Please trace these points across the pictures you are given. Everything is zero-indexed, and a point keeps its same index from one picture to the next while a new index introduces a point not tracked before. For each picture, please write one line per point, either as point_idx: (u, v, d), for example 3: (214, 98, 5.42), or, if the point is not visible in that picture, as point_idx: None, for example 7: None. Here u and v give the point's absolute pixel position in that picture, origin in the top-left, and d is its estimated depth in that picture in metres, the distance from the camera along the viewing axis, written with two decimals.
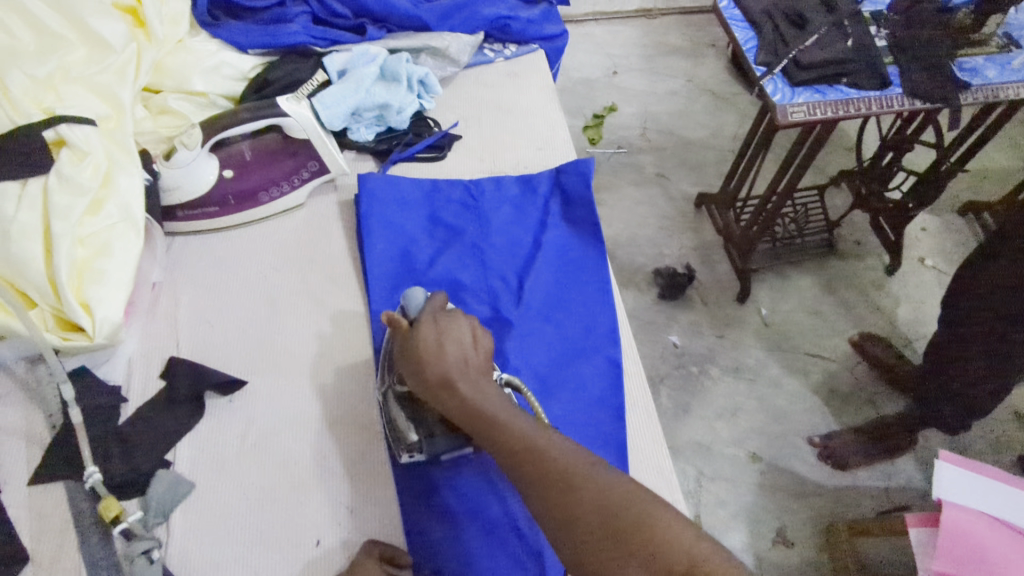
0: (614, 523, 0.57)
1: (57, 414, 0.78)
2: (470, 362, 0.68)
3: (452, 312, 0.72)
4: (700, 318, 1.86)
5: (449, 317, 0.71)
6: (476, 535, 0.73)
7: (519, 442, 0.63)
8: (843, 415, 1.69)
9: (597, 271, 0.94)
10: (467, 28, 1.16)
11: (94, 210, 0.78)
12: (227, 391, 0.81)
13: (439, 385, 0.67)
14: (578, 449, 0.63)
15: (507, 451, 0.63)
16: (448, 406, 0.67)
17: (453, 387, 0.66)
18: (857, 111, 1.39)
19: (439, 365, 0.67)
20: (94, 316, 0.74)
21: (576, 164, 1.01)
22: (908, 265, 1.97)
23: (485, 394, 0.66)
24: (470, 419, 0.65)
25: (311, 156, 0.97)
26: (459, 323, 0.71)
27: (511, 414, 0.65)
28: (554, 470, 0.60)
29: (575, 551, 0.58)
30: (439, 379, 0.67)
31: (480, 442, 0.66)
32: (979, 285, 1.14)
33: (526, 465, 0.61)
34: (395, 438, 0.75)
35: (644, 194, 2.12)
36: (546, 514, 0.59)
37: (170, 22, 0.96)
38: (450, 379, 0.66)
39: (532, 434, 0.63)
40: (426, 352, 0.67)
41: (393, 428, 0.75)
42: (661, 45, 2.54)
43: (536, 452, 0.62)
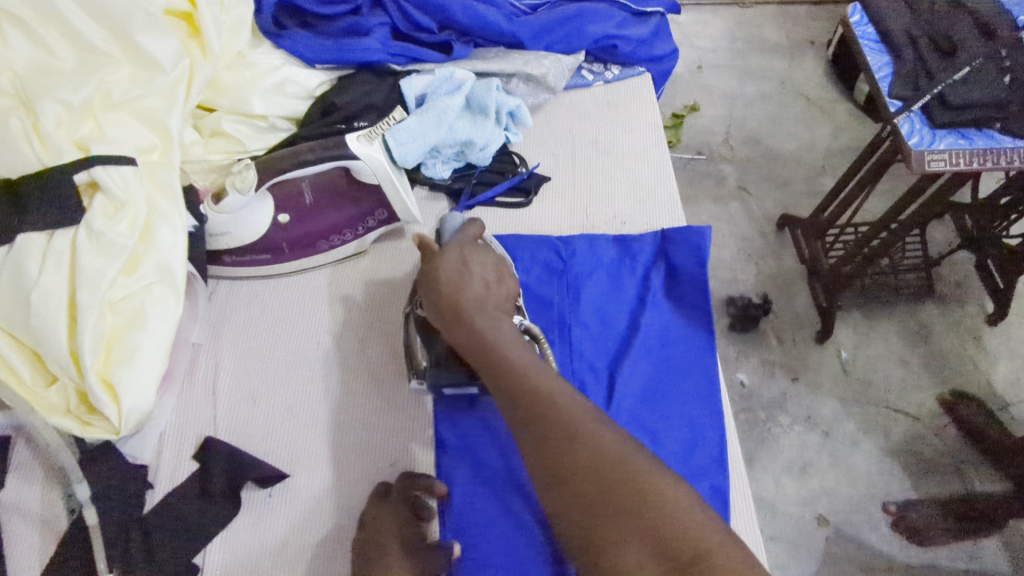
0: (613, 482, 0.50)
1: (75, 498, 0.69)
2: (489, 294, 0.65)
3: (481, 240, 0.70)
4: (773, 356, 1.52)
5: (474, 244, 0.68)
6: (467, 479, 0.70)
7: (521, 379, 0.58)
8: (926, 485, 1.36)
9: (705, 370, 0.80)
10: (570, 46, 1.02)
11: (129, 269, 0.67)
12: (268, 484, 0.70)
13: (450, 309, 0.63)
14: (584, 400, 0.57)
15: (511, 395, 0.58)
16: (457, 335, 0.63)
17: (462, 313, 0.63)
18: (1009, 164, 1.10)
19: (455, 290, 0.64)
20: (120, 405, 0.63)
21: (688, 233, 0.88)
22: (1012, 315, 1.59)
23: (497, 326, 0.62)
24: (476, 347, 0.61)
25: (380, 204, 0.83)
26: (484, 253, 0.69)
27: (519, 348, 0.61)
28: (556, 418, 0.54)
29: (567, 514, 0.51)
30: (452, 302, 0.64)
31: (483, 373, 0.61)
32: None
33: (525, 409, 0.56)
34: (409, 361, 0.73)
35: (722, 211, 1.76)
36: (538, 464, 0.54)
37: (230, 32, 0.82)
38: (462, 304, 0.63)
39: (536, 373, 0.58)
40: (444, 270, 0.65)
41: (409, 354, 0.73)
42: (755, 39, 2.14)
43: (540, 395, 0.56)
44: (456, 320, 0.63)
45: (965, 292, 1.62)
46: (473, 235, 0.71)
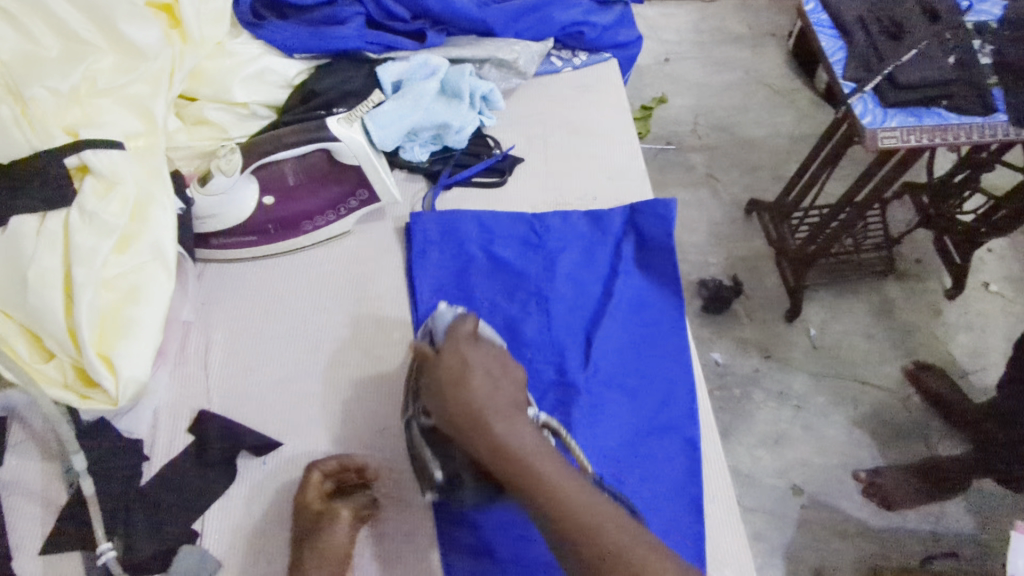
0: None
1: (73, 473, 0.71)
2: (502, 399, 0.60)
3: (479, 338, 0.65)
4: (746, 335, 1.58)
5: (475, 342, 0.63)
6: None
7: (561, 506, 0.54)
8: (892, 451, 1.43)
9: (674, 332, 0.86)
10: (538, 33, 1.07)
11: (121, 248, 0.69)
12: (262, 452, 0.73)
13: (468, 423, 0.58)
14: (631, 523, 0.55)
15: (555, 524, 0.54)
16: (480, 452, 0.58)
17: (482, 425, 0.58)
18: (955, 141, 1.16)
19: (467, 401, 0.58)
20: (118, 376, 0.66)
21: (655, 204, 0.92)
22: (969, 289, 1.66)
23: (521, 434, 0.58)
24: (504, 463, 0.56)
25: (361, 184, 0.87)
26: (487, 349, 0.64)
27: (549, 458, 0.57)
28: (609, 553, 0.52)
29: None
30: (468, 413, 0.58)
31: (512, 490, 0.57)
32: None
33: (572, 538, 0.53)
34: (419, 471, 0.66)
35: (693, 198, 1.82)
36: None
37: (210, 22, 0.86)
38: (480, 414, 0.58)
39: (576, 497, 0.55)
40: (449, 380, 0.60)
41: (417, 462, 0.66)
42: (719, 31, 2.21)
43: (585, 524, 0.53)
44: (475, 434, 0.58)
45: (925, 268, 1.70)
46: (469, 330, 0.66)
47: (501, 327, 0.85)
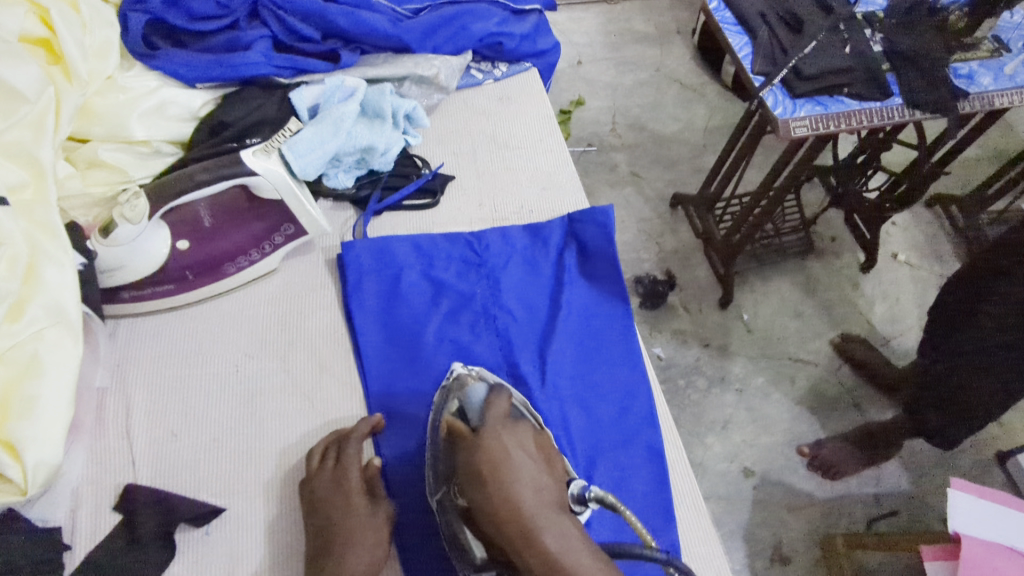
0: None
1: None
2: (546, 494, 0.52)
3: (518, 424, 0.58)
4: (684, 327, 1.60)
5: (514, 427, 0.57)
6: None
7: None
8: (830, 423, 1.46)
9: (626, 339, 0.85)
10: (455, 47, 1.05)
11: (14, 315, 0.62)
12: (203, 521, 0.67)
13: (509, 521, 0.50)
14: None
15: None
16: (523, 556, 0.49)
17: (528, 531, 0.49)
18: (858, 125, 1.19)
19: (506, 494, 0.51)
20: (24, 462, 0.58)
21: (593, 212, 0.91)
22: (881, 261, 1.74)
23: (571, 544, 0.49)
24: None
25: (285, 218, 0.82)
26: (524, 435, 0.57)
27: (598, 566, 0.48)
28: None
29: None
30: (513, 516, 0.50)
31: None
32: (976, 314, 1.07)
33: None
34: (461, 554, 0.61)
35: (619, 196, 1.83)
36: None
37: (96, 55, 0.79)
38: (526, 519, 0.49)
39: None
40: (487, 466, 0.53)
41: (457, 546, 0.61)
42: (626, 32, 2.25)
43: None
44: (520, 538, 0.49)
45: (840, 245, 1.76)
46: (504, 413, 0.60)
47: (450, 354, 0.81)
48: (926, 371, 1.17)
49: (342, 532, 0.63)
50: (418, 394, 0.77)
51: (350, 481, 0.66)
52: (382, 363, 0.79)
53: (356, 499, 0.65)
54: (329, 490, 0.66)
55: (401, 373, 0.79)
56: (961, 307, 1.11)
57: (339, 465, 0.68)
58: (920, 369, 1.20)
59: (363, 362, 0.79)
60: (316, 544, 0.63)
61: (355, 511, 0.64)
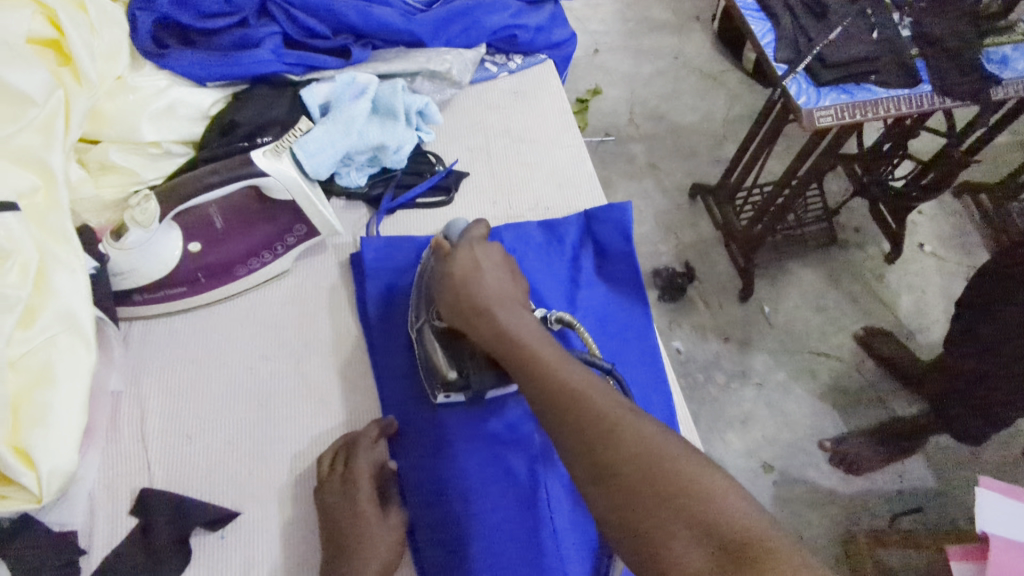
0: (656, 472, 0.49)
1: None
2: (504, 291, 0.67)
3: (490, 247, 0.73)
4: (703, 320, 1.56)
5: (484, 246, 0.71)
6: (474, 454, 0.71)
7: (545, 368, 0.58)
8: (853, 418, 1.43)
9: (643, 339, 0.84)
10: (468, 40, 1.03)
11: (26, 323, 0.61)
12: (218, 526, 0.66)
13: (472, 305, 0.65)
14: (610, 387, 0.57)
15: (539, 382, 0.57)
16: (482, 330, 0.64)
17: (485, 311, 0.65)
18: (887, 114, 1.14)
19: (472, 287, 0.67)
20: (37, 470, 0.58)
21: (611, 210, 0.90)
22: (906, 252, 1.69)
23: (519, 320, 0.64)
24: (502, 340, 0.62)
25: (297, 220, 0.81)
26: (495, 256, 0.72)
27: (539, 337, 0.63)
28: (588, 406, 0.54)
29: (602, 492, 0.50)
30: (472, 299, 0.66)
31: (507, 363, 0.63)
32: (1010, 312, 1.03)
33: (555, 397, 0.56)
34: (432, 378, 0.72)
35: (636, 187, 1.79)
36: (571, 446, 0.53)
37: (106, 57, 0.78)
38: (487, 303, 0.65)
39: (559, 361, 0.59)
40: (462, 270, 0.68)
41: (428, 364, 0.72)
42: (645, 19, 2.20)
43: (572, 388, 0.56)
44: (480, 316, 0.65)
45: (864, 235, 1.71)
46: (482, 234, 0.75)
47: None
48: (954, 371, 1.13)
49: (351, 542, 0.62)
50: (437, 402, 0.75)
51: (359, 488, 0.65)
52: (395, 364, 0.78)
53: (365, 507, 0.64)
54: (338, 498, 0.65)
55: (414, 375, 0.77)
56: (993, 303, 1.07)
57: (349, 472, 0.66)
58: (950, 366, 1.16)
59: (377, 366, 0.78)
60: (327, 557, 0.62)
61: (364, 519, 0.63)
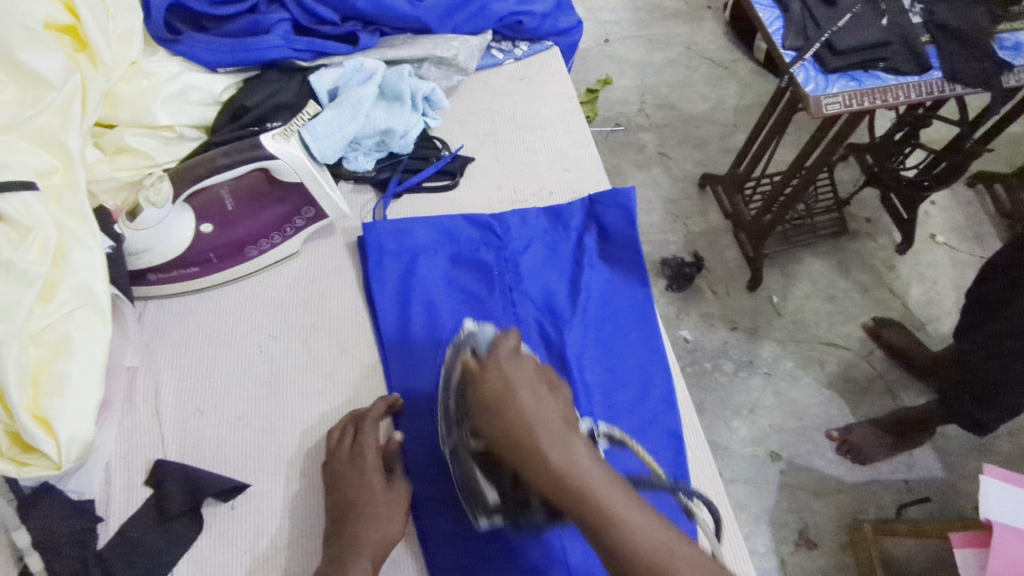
0: None
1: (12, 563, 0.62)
2: (553, 419, 0.52)
3: (523, 352, 0.56)
4: (712, 309, 1.57)
5: (517, 357, 0.55)
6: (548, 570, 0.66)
7: (624, 535, 0.47)
8: (861, 408, 1.43)
9: (645, 322, 0.85)
10: (476, 26, 1.04)
11: (46, 297, 0.64)
12: (229, 496, 0.69)
13: (518, 447, 0.50)
14: (699, 552, 0.48)
15: (619, 556, 0.47)
16: (535, 480, 0.50)
17: (536, 455, 0.49)
18: (896, 101, 1.14)
19: (512, 421, 0.51)
20: (57, 438, 0.60)
21: (615, 195, 0.90)
22: (918, 242, 1.68)
23: (580, 462, 0.50)
24: (562, 494, 0.49)
25: (306, 202, 0.83)
26: (531, 365, 0.55)
27: (609, 487, 0.49)
28: None
29: None
30: (517, 440, 0.50)
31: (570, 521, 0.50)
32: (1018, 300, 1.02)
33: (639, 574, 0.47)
34: (473, 500, 0.62)
35: (646, 176, 1.80)
36: None
37: (120, 41, 0.80)
38: (537, 440, 0.50)
39: (638, 526, 0.48)
40: (494, 395, 0.52)
41: (472, 490, 0.62)
42: (656, 8, 2.19)
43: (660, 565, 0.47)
44: (531, 459, 0.50)
45: (876, 226, 1.71)
46: (513, 343, 0.58)
47: None
48: (961, 359, 1.12)
49: (357, 508, 0.64)
50: None
51: (366, 458, 0.67)
52: (400, 346, 0.80)
53: (371, 477, 0.66)
54: (346, 468, 0.67)
55: (421, 356, 0.79)
56: (1003, 292, 1.07)
57: (357, 445, 0.69)
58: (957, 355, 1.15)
59: (383, 346, 0.80)
60: (333, 522, 0.64)
61: (369, 488, 0.65)
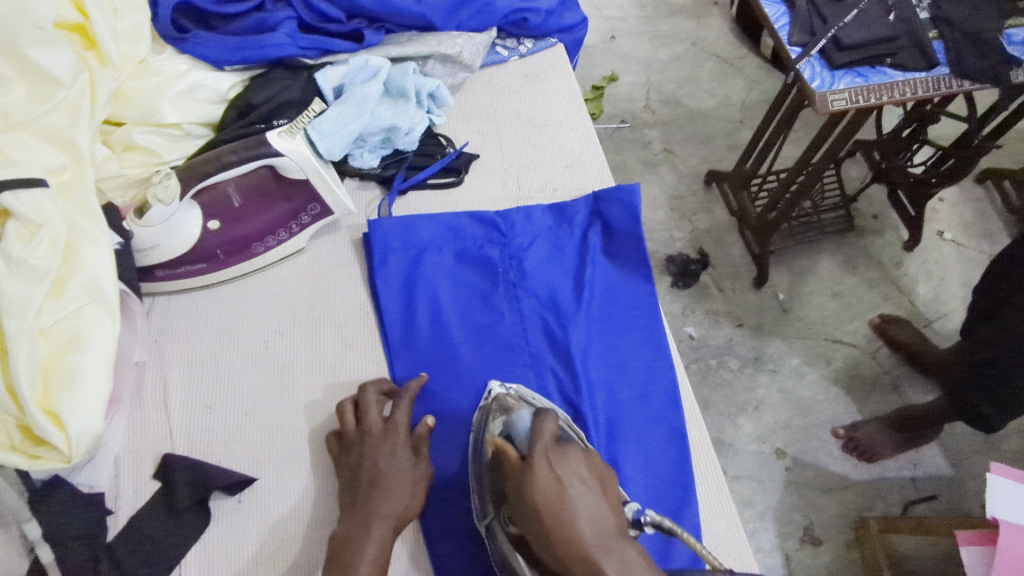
0: None
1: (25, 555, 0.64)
2: (604, 527, 0.50)
3: (567, 447, 0.55)
4: (717, 306, 1.57)
5: (563, 454, 0.54)
6: None
7: None
8: (867, 405, 1.43)
9: (650, 320, 0.85)
10: (480, 23, 1.05)
11: (56, 293, 0.65)
12: (235, 490, 0.70)
13: (568, 557, 0.48)
14: None
15: None
16: None
17: (588, 564, 0.47)
18: (902, 97, 1.13)
19: (561, 529, 0.49)
20: (67, 432, 0.61)
21: (621, 192, 0.90)
22: (925, 239, 1.67)
23: (635, 572, 0.47)
24: None
25: (311, 199, 0.84)
26: (576, 461, 0.54)
27: None
28: None
29: None
30: (568, 549, 0.48)
31: None
32: None
33: None
34: None
35: (652, 173, 1.80)
36: None
37: (129, 40, 0.81)
38: (587, 548, 0.48)
39: None
40: (542, 500, 0.50)
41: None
42: (662, 4, 2.18)
43: None
44: (582, 573, 0.47)
45: (883, 222, 1.70)
46: (554, 435, 0.57)
47: (471, 334, 0.82)
48: (967, 357, 1.11)
49: (381, 478, 0.64)
50: (448, 379, 0.78)
51: (399, 433, 0.68)
52: (405, 343, 0.80)
53: (402, 452, 0.66)
54: (378, 439, 0.67)
55: (425, 353, 0.80)
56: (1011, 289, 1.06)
57: (390, 420, 0.69)
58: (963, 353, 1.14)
59: (388, 341, 0.81)
60: (356, 488, 0.64)
61: (399, 461, 0.66)
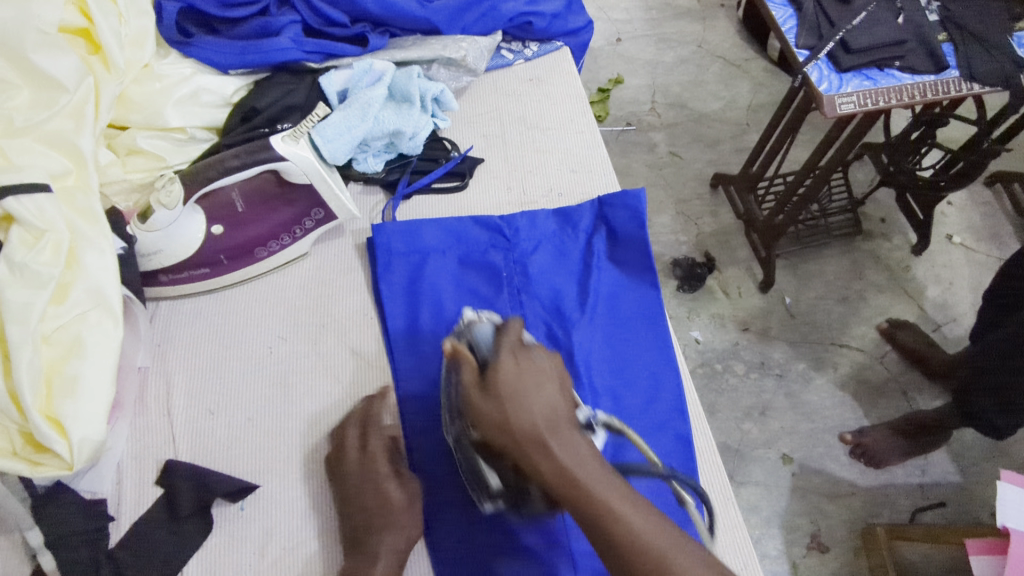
0: None
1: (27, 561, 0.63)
2: (558, 414, 0.52)
3: (530, 346, 0.57)
4: (723, 310, 1.55)
5: (527, 349, 0.55)
6: None
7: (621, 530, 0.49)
8: (875, 411, 1.42)
9: (654, 326, 0.84)
10: (485, 27, 1.04)
11: (59, 298, 0.65)
12: (238, 497, 0.69)
13: (522, 439, 0.50)
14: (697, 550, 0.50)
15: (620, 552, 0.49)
16: (540, 473, 0.50)
17: (541, 446, 0.50)
18: (911, 100, 1.11)
19: (516, 411, 0.51)
20: (69, 438, 0.61)
21: (625, 197, 0.90)
22: (933, 243, 1.65)
23: (582, 457, 0.51)
24: (566, 488, 0.50)
25: (315, 204, 0.83)
26: (538, 356, 0.56)
27: (610, 484, 0.50)
28: None
29: None
30: (522, 432, 0.51)
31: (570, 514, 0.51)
32: None
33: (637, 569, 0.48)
34: (476, 485, 0.63)
35: (657, 177, 1.79)
36: None
37: (133, 44, 0.81)
38: (541, 431, 0.50)
39: (639, 524, 0.49)
40: (502, 387, 0.52)
41: (475, 473, 0.63)
42: (668, 7, 2.17)
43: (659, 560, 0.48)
44: (534, 453, 0.50)
45: (890, 226, 1.68)
46: (518, 337, 0.58)
47: None
48: (978, 365, 1.10)
49: (374, 516, 0.64)
50: None
51: (376, 463, 0.68)
52: (408, 347, 0.80)
53: (386, 482, 0.66)
54: (361, 473, 0.67)
55: (427, 357, 0.79)
56: None
57: (366, 450, 0.69)
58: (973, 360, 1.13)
59: (391, 346, 0.80)
60: (353, 529, 0.65)
61: (387, 493, 0.66)
